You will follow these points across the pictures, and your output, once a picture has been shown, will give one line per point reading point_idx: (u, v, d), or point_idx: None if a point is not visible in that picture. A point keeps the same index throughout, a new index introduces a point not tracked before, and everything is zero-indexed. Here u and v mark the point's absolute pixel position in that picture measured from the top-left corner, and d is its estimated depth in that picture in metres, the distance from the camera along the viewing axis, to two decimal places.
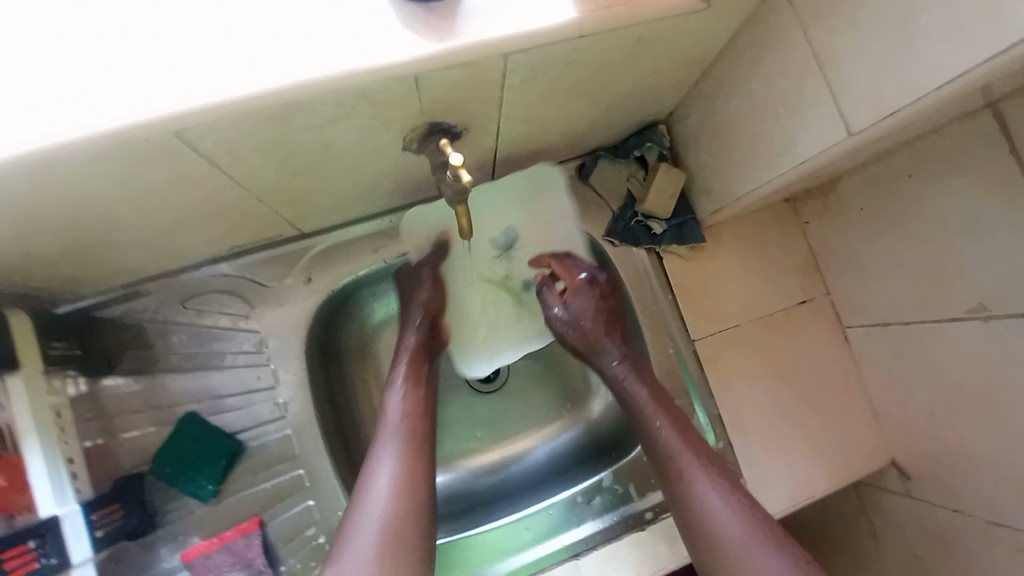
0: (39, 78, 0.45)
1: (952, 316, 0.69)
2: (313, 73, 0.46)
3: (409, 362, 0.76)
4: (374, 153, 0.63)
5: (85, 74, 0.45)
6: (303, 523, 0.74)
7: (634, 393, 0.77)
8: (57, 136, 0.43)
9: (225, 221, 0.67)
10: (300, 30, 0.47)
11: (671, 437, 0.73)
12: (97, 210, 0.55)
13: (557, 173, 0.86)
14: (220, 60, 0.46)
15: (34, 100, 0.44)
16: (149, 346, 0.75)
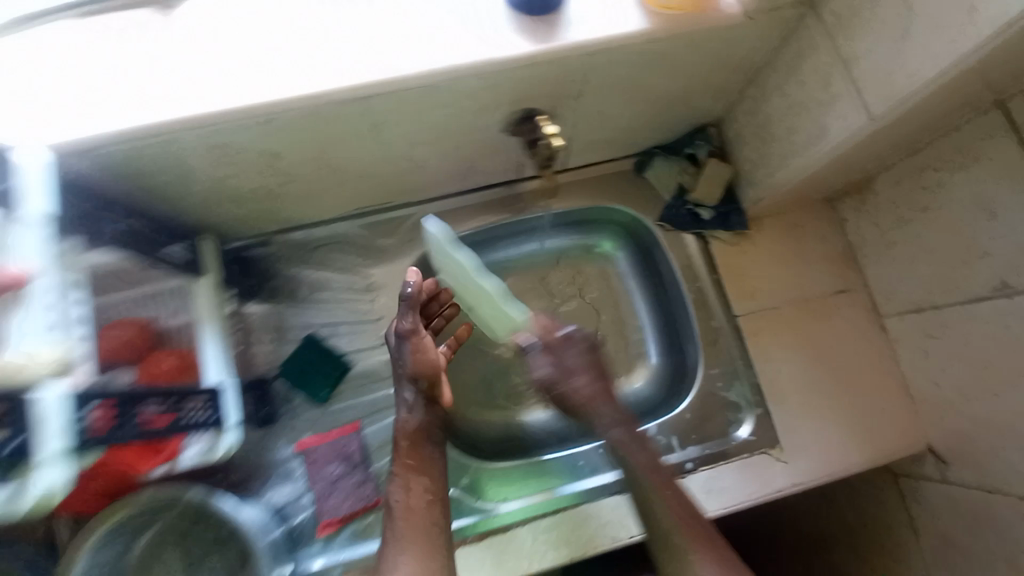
0: (266, 58, 0.64)
1: (978, 293, 0.77)
2: (455, 61, 0.64)
3: (408, 444, 0.79)
4: (479, 132, 0.80)
5: (299, 58, 0.64)
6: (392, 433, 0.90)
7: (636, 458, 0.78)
8: (276, 96, 0.62)
9: (357, 183, 0.86)
10: (448, 33, 0.65)
11: (670, 504, 0.75)
12: (278, 162, 0.74)
13: (619, 166, 1.01)
14: (391, 51, 0.64)
15: (261, 71, 0.62)
16: (284, 283, 0.94)
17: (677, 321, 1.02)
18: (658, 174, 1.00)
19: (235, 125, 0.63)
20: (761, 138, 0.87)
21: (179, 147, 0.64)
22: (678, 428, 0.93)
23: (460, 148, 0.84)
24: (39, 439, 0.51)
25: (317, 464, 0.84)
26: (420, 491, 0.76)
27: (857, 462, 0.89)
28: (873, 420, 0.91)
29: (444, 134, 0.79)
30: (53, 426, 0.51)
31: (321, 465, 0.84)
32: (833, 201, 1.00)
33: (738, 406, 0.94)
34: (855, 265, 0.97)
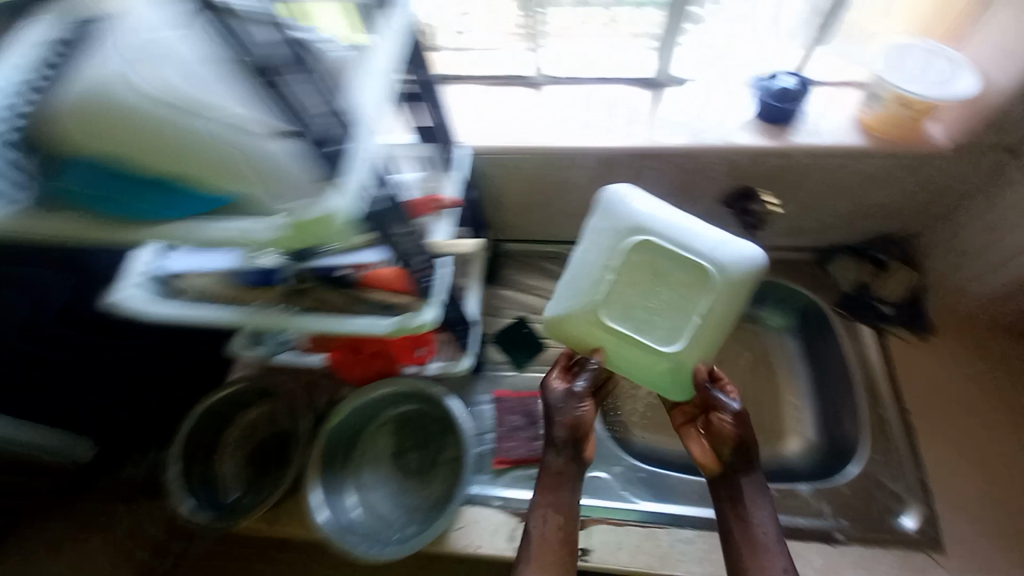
0: (581, 123, 1.00)
1: None
2: (709, 144, 0.94)
3: (548, 481, 0.81)
4: (699, 199, 1.06)
5: (601, 126, 0.99)
6: None
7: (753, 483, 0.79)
8: (585, 145, 0.97)
9: (592, 217, 1.16)
10: (705, 127, 0.96)
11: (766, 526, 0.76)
12: (556, 188, 1.07)
13: (804, 255, 1.18)
14: (664, 132, 0.96)
15: (582, 129, 0.98)
16: (510, 276, 1.25)
17: (838, 402, 1.07)
18: (841, 269, 1.13)
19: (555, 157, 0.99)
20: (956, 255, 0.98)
21: (511, 162, 1.01)
22: (830, 498, 0.95)
23: (680, 208, 1.10)
24: (435, 289, 0.78)
25: (506, 411, 1.08)
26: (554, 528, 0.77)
27: None
28: None
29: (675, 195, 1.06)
30: (445, 284, 0.80)
31: (509, 413, 1.08)
32: None
33: (900, 499, 0.93)
34: None
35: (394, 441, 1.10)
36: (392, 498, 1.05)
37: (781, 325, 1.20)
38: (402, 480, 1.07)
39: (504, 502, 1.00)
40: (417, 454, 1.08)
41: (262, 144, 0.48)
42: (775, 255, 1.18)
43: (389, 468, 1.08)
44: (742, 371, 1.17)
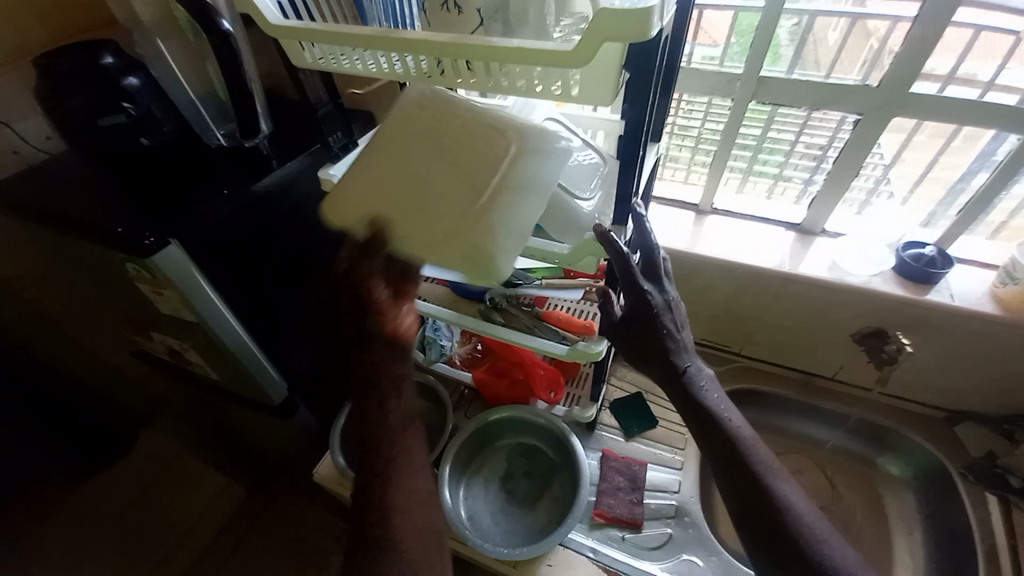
0: (738, 242, 1.23)
1: None
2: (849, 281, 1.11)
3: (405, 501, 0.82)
4: (831, 330, 1.21)
5: (753, 248, 1.21)
6: (662, 512, 1.15)
7: (744, 441, 0.78)
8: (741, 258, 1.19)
9: (725, 324, 1.33)
10: (845, 267, 1.14)
11: (775, 475, 0.76)
12: (702, 292, 1.29)
13: (929, 412, 1.23)
14: (809, 265, 1.16)
15: (740, 249, 1.21)
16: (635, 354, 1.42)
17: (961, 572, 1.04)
18: (968, 433, 1.17)
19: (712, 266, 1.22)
20: None
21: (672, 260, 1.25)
22: None
23: (810, 335, 1.24)
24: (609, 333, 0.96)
25: (615, 471, 1.19)
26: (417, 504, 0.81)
27: None
28: None
29: (811, 321, 1.22)
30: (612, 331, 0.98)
31: (617, 473, 1.18)
32: None
33: None
34: None
35: (512, 466, 1.23)
36: (500, 515, 1.17)
37: (900, 476, 1.22)
38: (511, 502, 1.18)
39: (595, 554, 1.07)
40: (530, 484, 1.20)
41: (579, 201, 0.76)
42: (899, 407, 1.25)
43: (503, 488, 1.21)
44: (849, 513, 1.21)
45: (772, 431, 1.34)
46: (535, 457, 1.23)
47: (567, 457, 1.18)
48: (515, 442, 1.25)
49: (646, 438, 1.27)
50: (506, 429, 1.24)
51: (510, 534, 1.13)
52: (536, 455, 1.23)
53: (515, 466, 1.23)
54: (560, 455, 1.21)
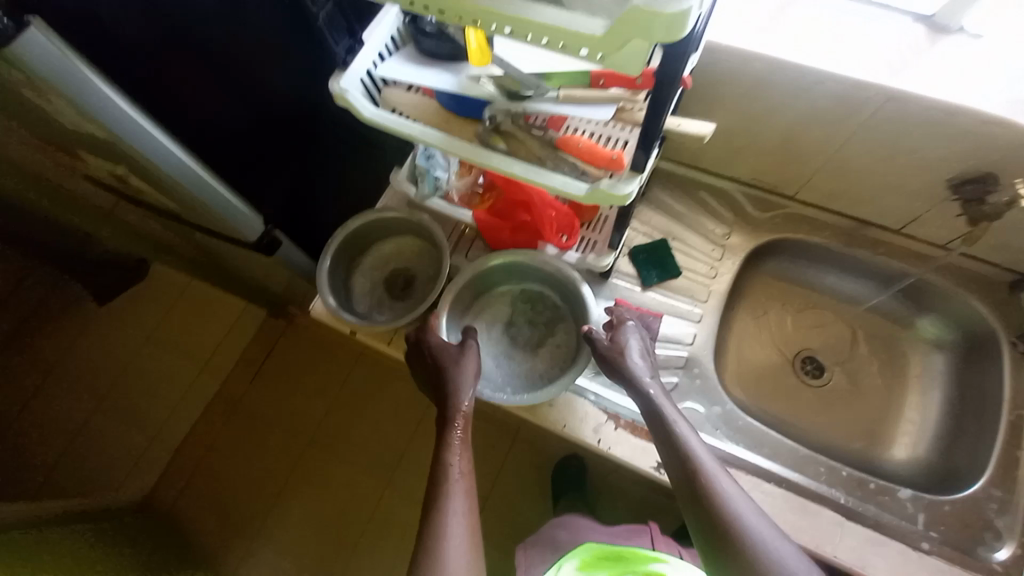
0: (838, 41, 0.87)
1: None
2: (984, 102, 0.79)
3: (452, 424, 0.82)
4: (925, 171, 0.95)
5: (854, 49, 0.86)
6: (672, 363, 1.08)
7: (699, 464, 0.77)
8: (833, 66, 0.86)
9: (786, 160, 1.06)
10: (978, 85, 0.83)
11: (723, 482, 0.76)
12: (766, 114, 0.99)
13: (999, 275, 1.06)
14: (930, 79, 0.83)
15: (835, 50, 0.87)
16: (666, 195, 1.20)
17: (971, 433, 1.01)
18: None
19: (790, 76, 0.89)
20: None
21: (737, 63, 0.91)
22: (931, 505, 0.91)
23: (888, 177, 0.99)
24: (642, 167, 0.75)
25: None
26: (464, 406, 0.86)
27: None
28: None
29: (898, 158, 0.95)
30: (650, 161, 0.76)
31: None
32: None
33: (1004, 534, 0.90)
34: None
35: (513, 313, 1.13)
36: (499, 361, 1.09)
37: (936, 338, 1.12)
38: (510, 348, 1.10)
39: (597, 398, 1.04)
40: (531, 332, 1.10)
41: None
42: (966, 268, 1.07)
43: (503, 334, 1.11)
44: (869, 373, 1.14)
45: (806, 286, 1.19)
46: (540, 305, 1.12)
47: (575, 307, 1.07)
48: (519, 289, 1.14)
49: (664, 288, 1.13)
50: (511, 274, 1.11)
51: (509, 378, 1.06)
52: (541, 303, 1.12)
53: (517, 313, 1.13)
54: (567, 304, 1.10)
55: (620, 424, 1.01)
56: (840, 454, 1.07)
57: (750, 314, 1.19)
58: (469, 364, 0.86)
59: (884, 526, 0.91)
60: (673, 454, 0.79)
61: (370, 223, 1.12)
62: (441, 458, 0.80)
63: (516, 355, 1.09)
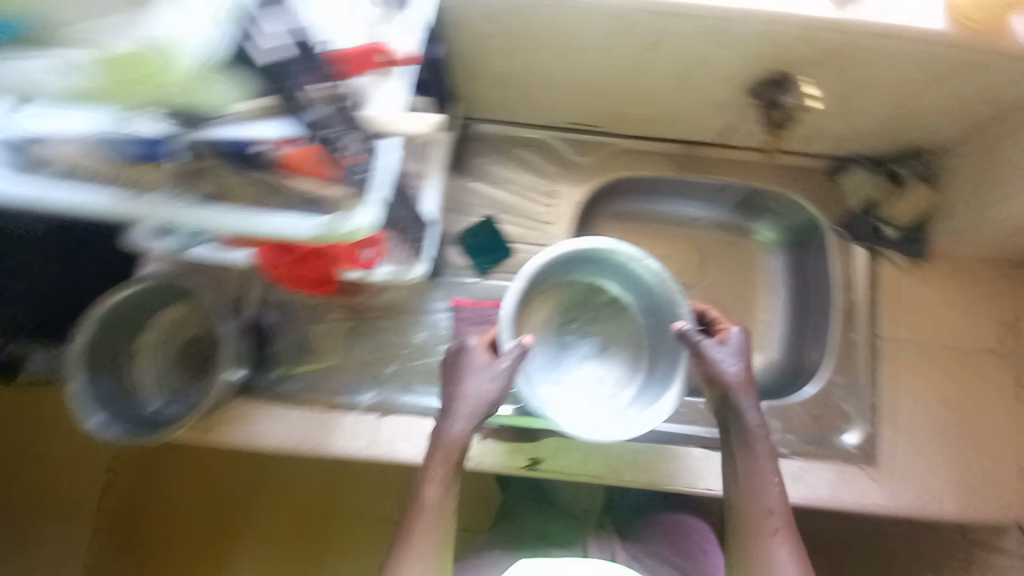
0: None
1: None
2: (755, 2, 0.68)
3: (427, 520, 0.68)
4: (722, 83, 0.85)
5: None
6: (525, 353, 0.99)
7: (756, 458, 0.73)
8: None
9: (588, 97, 0.93)
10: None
11: (763, 504, 0.71)
12: (544, 53, 0.83)
13: (813, 164, 1.05)
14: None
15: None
16: (481, 165, 1.06)
17: (813, 328, 1.04)
18: (850, 183, 1.02)
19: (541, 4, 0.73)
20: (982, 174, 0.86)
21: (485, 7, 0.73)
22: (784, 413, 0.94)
23: (688, 94, 0.90)
24: (374, 183, 0.60)
25: (463, 323, 0.97)
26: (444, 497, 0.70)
27: (949, 511, 0.90)
28: (983, 481, 0.91)
29: (690, 75, 0.84)
30: (386, 179, 0.59)
31: (465, 324, 0.97)
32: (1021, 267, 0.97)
33: (850, 419, 0.95)
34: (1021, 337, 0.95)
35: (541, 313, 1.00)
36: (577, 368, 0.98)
37: (770, 240, 1.11)
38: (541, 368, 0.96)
39: None
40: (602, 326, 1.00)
41: None
42: (782, 166, 1.05)
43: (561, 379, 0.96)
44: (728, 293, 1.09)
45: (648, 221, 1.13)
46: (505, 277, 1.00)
47: (625, 275, 0.93)
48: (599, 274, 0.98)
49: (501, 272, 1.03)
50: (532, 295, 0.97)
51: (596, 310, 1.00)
52: (622, 225, 1.09)
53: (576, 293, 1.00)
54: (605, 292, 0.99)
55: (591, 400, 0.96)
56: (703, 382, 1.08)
57: None
58: (443, 469, 0.70)
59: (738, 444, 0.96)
60: (735, 474, 0.74)
61: (105, 318, 0.85)
62: (395, 562, 0.67)
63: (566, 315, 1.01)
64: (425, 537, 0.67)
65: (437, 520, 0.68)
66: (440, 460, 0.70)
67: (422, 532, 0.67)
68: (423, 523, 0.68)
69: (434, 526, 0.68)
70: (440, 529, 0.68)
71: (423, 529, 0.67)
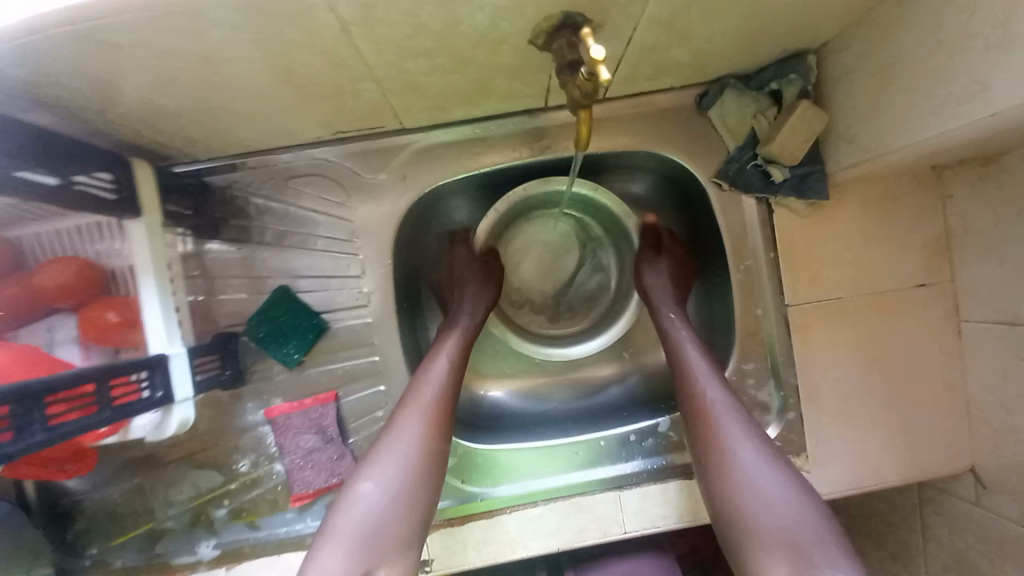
0: None
1: None
2: None
3: (378, 502, 0.60)
4: (499, 45, 0.57)
5: None
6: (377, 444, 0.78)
7: (698, 380, 0.72)
8: None
9: (334, 104, 0.64)
10: None
11: (704, 393, 0.71)
12: (215, 73, 0.53)
13: (676, 97, 0.79)
14: None
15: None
16: (251, 220, 0.78)
17: (716, 303, 0.87)
18: (723, 114, 0.77)
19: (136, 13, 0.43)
20: (881, 78, 0.64)
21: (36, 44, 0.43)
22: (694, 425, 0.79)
23: (472, 66, 0.61)
24: None
25: (289, 434, 0.76)
26: (383, 472, 0.62)
27: (886, 475, 0.81)
28: (919, 433, 0.80)
29: (455, 44, 0.55)
30: None
31: (294, 434, 0.76)
32: (941, 167, 0.78)
33: (769, 407, 0.81)
34: (947, 257, 0.79)
35: (534, 257, 0.95)
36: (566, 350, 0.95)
37: (639, 196, 0.92)
38: (557, 320, 0.97)
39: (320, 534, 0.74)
40: (572, 265, 0.95)
41: None
42: (637, 111, 0.80)
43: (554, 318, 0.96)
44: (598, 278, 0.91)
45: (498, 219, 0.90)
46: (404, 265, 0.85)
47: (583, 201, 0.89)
48: (551, 240, 0.95)
49: (319, 352, 0.79)
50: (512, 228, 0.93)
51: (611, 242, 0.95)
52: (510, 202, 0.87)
53: (557, 241, 0.95)
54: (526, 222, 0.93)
55: (564, 363, 0.93)
56: (607, 395, 0.91)
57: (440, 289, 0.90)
58: (389, 447, 0.64)
59: (656, 471, 0.79)
60: (690, 406, 0.71)
61: None
62: (325, 545, 0.58)
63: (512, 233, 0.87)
64: (422, 429, 0.65)
65: (429, 419, 0.66)
66: (439, 364, 0.72)
67: (417, 430, 0.65)
68: (410, 421, 0.65)
69: (424, 428, 0.65)
70: (440, 424, 0.67)
71: (411, 430, 0.65)
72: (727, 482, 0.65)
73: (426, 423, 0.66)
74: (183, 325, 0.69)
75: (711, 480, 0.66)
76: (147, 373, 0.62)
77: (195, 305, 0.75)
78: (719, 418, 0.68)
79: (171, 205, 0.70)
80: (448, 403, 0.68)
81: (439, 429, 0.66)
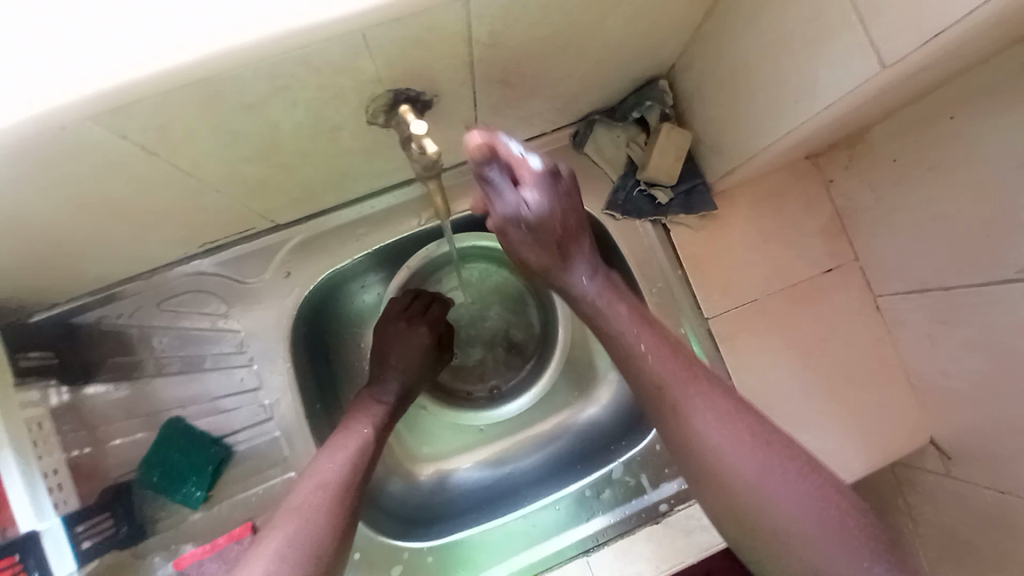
0: None
1: (983, 282, 0.62)
2: (230, 47, 0.38)
3: None
4: (336, 131, 0.55)
5: None
6: None
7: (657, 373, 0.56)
8: None
9: (184, 221, 0.61)
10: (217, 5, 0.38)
11: (659, 364, 0.57)
12: (22, 224, 0.49)
13: (549, 141, 0.80)
14: (113, 42, 0.38)
15: None
16: (129, 353, 0.72)
17: None
18: (599, 149, 0.79)
19: None
20: (727, 89, 0.65)
21: None
22: (647, 463, 0.76)
23: (318, 156, 0.59)
24: None
25: None
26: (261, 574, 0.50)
27: (856, 471, 0.77)
28: (872, 418, 0.77)
29: (288, 139, 0.53)
30: None
31: None
32: (816, 156, 0.80)
33: None
34: (842, 237, 0.79)
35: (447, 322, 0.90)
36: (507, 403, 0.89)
37: None
38: (495, 380, 0.91)
39: None
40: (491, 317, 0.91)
41: None
42: None
43: (489, 378, 0.91)
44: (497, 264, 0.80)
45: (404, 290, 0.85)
46: (308, 362, 0.79)
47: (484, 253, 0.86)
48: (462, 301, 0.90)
49: (227, 482, 0.73)
50: None
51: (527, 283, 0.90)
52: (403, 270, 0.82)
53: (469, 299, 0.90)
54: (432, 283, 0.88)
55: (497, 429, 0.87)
56: (554, 447, 0.86)
57: (357, 373, 0.85)
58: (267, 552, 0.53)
59: (623, 523, 0.74)
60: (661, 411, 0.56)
61: None
62: None
63: (410, 299, 0.81)
64: (328, 508, 0.57)
65: (331, 502, 0.57)
66: (357, 437, 0.66)
67: (322, 509, 0.56)
68: (309, 501, 0.57)
69: (324, 509, 0.57)
70: (346, 504, 0.58)
71: (316, 510, 0.56)
72: (775, 482, 0.50)
73: (324, 507, 0.57)
74: (59, 488, 0.62)
75: (718, 451, 0.53)
76: (18, 558, 0.56)
77: (79, 460, 0.67)
78: (692, 400, 0.55)
79: (27, 358, 0.64)
80: (351, 484, 0.60)
81: (340, 514, 0.57)
